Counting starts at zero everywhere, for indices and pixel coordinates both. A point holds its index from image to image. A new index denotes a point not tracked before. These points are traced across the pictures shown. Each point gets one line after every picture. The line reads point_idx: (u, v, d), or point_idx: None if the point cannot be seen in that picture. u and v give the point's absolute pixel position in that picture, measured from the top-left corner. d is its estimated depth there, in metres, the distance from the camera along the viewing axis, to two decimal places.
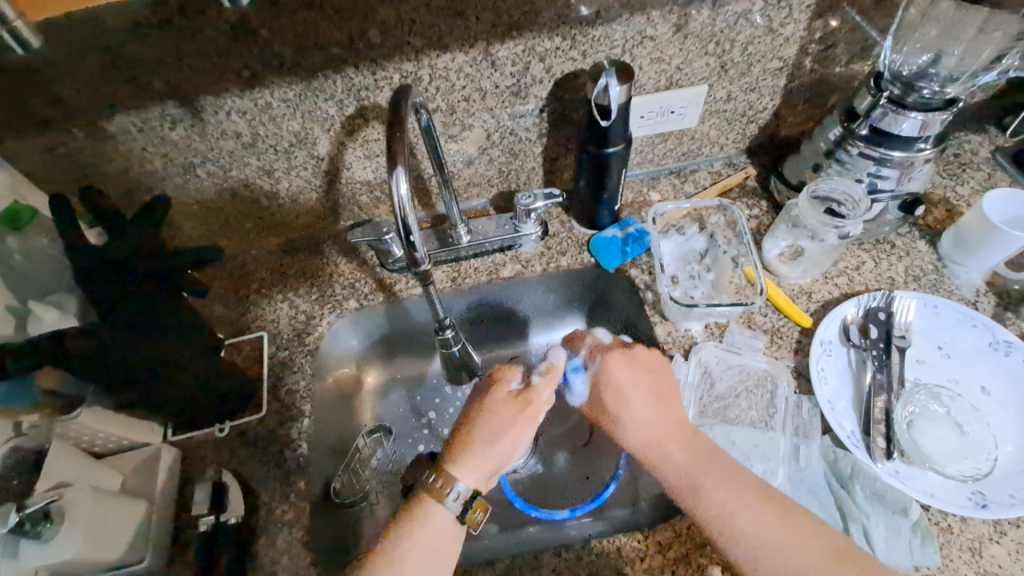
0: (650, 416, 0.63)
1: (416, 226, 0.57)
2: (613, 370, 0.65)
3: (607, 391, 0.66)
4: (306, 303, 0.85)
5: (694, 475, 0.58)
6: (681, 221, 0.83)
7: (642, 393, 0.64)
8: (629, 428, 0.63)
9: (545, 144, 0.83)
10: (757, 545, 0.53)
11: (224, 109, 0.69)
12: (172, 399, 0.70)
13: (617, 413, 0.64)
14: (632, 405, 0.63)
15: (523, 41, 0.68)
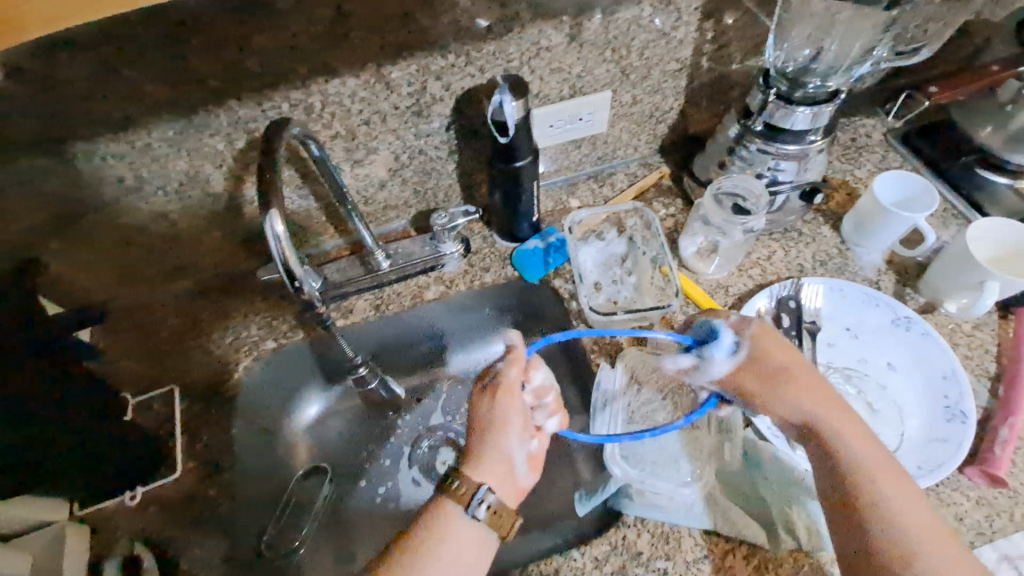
0: (808, 384, 0.59)
1: (298, 265, 0.56)
2: (775, 339, 0.61)
3: (755, 364, 0.60)
4: (222, 348, 0.80)
5: (840, 434, 0.56)
6: (602, 227, 0.84)
7: (796, 360, 0.60)
8: (772, 399, 0.59)
9: (457, 161, 0.82)
10: (895, 500, 0.52)
11: (99, 155, 0.63)
12: (72, 471, 0.65)
13: (763, 385, 0.59)
14: (773, 374, 0.59)
15: (416, 60, 0.65)
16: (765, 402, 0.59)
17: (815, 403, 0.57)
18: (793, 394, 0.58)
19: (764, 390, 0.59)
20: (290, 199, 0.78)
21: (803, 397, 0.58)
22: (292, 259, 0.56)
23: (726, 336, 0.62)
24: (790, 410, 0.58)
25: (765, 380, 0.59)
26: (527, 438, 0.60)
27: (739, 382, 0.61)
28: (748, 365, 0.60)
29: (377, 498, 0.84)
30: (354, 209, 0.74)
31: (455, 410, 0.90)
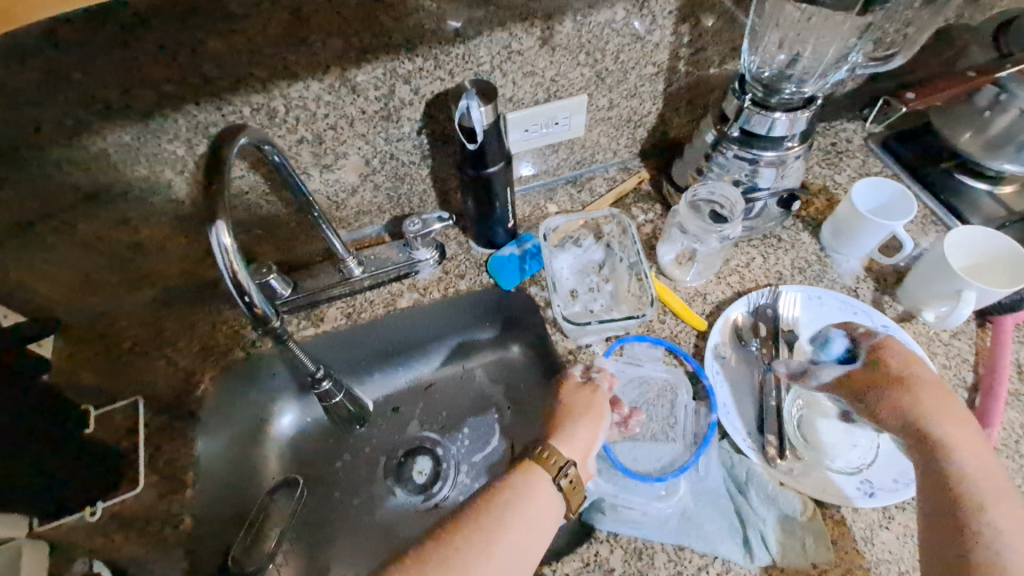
0: (925, 387, 0.58)
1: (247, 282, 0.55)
2: (896, 347, 0.62)
3: (872, 364, 0.62)
4: (188, 358, 0.78)
5: (953, 436, 0.55)
6: (579, 232, 0.82)
7: (915, 365, 0.61)
8: (879, 398, 0.59)
9: (430, 166, 0.80)
10: (1006, 507, 0.49)
11: (52, 160, 0.61)
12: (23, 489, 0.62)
13: (874, 383, 0.60)
14: (887, 377, 0.60)
15: (381, 64, 0.64)
16: (873, 401, 0.59)
17: (936, 404, 0.57)
18: (907, 393, 0.58)
19: (876, 390, 0.60)
20: (258, 204, 0.76)
21: (924, 399, 0.57)
22: (241, 271, 0.55)
23: (835, 343, 0.65)
24: (906, 410, 0.57)
25: (878, 382, 0.60)
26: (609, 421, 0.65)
27: (847, 383, 0.61)
28: (864, 369, 0.62)
29: (350, 509, 0.83)
30: (322, 218, 0.73)
31: (432, 420, 0.90)
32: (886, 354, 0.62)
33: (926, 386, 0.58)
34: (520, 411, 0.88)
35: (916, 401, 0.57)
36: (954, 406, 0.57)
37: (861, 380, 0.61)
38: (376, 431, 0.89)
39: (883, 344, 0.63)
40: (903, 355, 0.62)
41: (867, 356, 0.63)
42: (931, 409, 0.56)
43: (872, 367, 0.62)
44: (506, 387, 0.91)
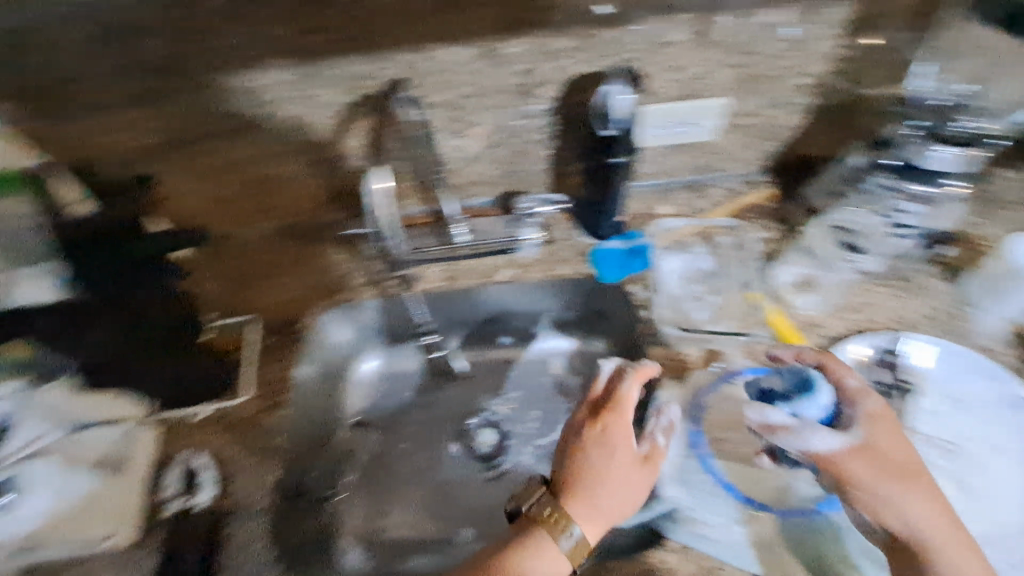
0: (913, 486, 0.54)
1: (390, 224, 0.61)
2: (887, 421, 0.58)
3: (869, 450, 0.56)
4: (297, 291, 0.83)
5: (946, 555, 0.51)
6: (687, 239, 0.82)
7: (911, 456, 0.56)
8: (882, 496, 0.53)
9: (552, 147, 0.80)
10: None
11: (222, 89, 0.67)
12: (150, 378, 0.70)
13: (876, 475, 0.54)
14: (890, 470, 0.54)
15: (534, 38, 0.64)
16: (873, 498, 0.53)
17: (929, 516, 0.53)
18: (905, 495, 0.53)
19: (880, 486, 0.54)
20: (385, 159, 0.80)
21: (911, 498, 0.53)
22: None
23: (822, 394, 0.58)
24: (904, 509, 0.53)
25: (886, 471, 0.54)
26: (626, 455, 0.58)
27: (851, 467, 0.54)
28: (865, 449, 0.55)
29: (415, 463, 0.86)
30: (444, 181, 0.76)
31: (504, 397, 0.91)
32: (874, 438, 0.56)
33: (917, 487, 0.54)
34: None
35: (912, 510, 0.53)
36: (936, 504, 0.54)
37: (866, 467, 0.54)
38: (450, 394, 0.92)
39: (870, 421, 0.58)
40: (893, 431, 0.57)
41: (862, 434, 0.56)
42: (918, 511, 0.53)
43: (870, 450, 0.55)
44: (583, 380, 0.91)
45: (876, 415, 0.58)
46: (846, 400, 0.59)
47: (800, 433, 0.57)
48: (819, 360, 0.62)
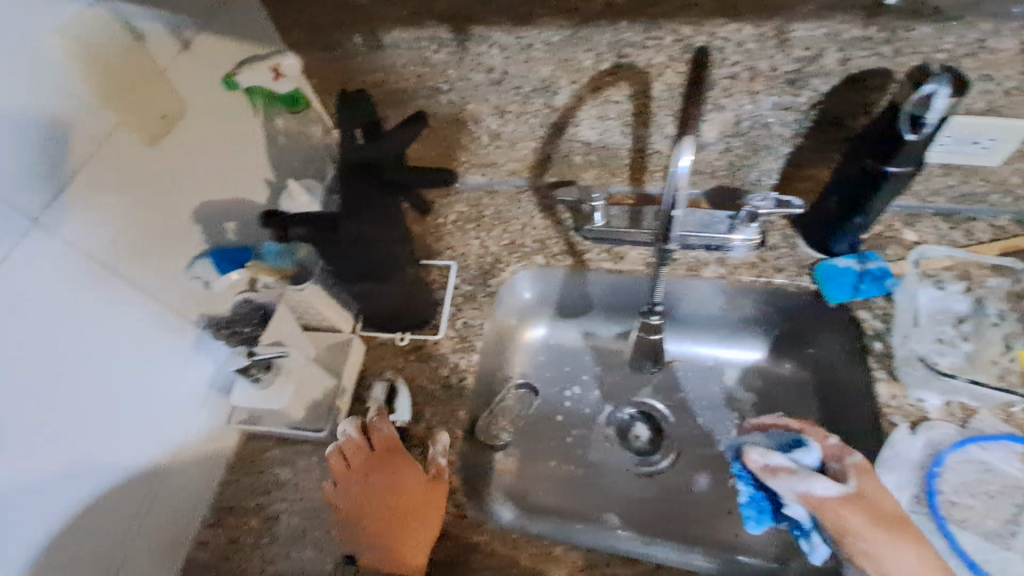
0: (919, 553, 0.53)
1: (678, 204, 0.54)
2: (874, 476, 0.58)
3: (861, 498, 0.56)
4: (497, 247, 0.86)
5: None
6: (942, 273, 0.71)
7: (899, 513, 0.55)
8: (870, 543, 0.53)
9: (796, 147, 0.74)
10: None
11: (489, 42, 0.69)
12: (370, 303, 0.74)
13: (875, 527, 0.54)
14: (889, 527, 0.54)
15: (831, 23, 0.59)
16: (864, 548, 0.53)
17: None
18: (899, 550, 0.53)
19: (863, 532, 0.54)
20: (612, 133, 0.78)
21: (909, 555, 0.52)
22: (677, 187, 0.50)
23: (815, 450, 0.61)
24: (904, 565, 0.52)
25: (881, 521, 0.54)
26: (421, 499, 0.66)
27: (845, 516, 0.55)
28: (861, 500, 0.56)
29: (570, 437, 0.86)
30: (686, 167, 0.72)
31: (667, 395, 0.88)
32: (868, 490, 0.57)
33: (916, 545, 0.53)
34: None
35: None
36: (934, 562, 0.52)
37: (874, 521, 0.55)
38: (612, 379, 0.91)
39: (859, 476, 0.58)
40: (874, 482, 0.57)
41: (859, 486, 0.57)
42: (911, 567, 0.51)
43: (862, 499, 0.56)
44: (758, 398, 0.85)
45: (866, 468, 0.59)
46: (831, 455, 0.61)
47: (801, 476, 0.58)
48: (799, 425, 0.65)
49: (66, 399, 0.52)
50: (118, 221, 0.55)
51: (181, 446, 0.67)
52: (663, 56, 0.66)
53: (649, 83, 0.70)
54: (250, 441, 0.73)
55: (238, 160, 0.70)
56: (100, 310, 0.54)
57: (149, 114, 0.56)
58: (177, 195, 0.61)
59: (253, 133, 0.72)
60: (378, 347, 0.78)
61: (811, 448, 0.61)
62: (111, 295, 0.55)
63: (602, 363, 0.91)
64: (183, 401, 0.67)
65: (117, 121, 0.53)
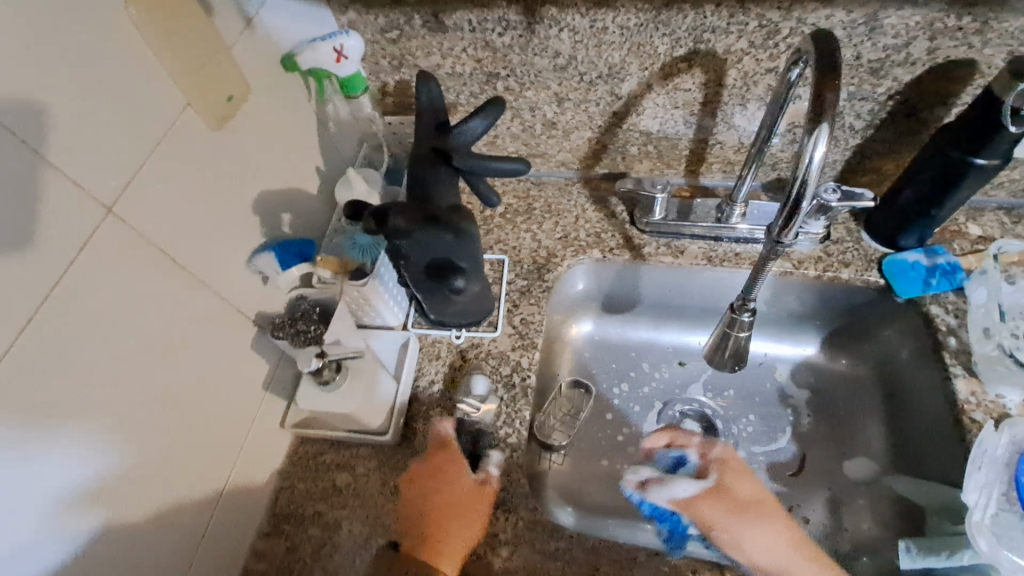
0: (782, 542, 0.66)
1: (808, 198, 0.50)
2: (735, 462, 0.74)
3: (721, 492, 0.70)
4: (550, 240, 0.84)
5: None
6: (1014, 269, 0.68)
7: (748, 502, 0.69)
8: (735, 535, 0.66)
9: (867, 138, 0.72)
10: None
11: (560, 26, 0.66)
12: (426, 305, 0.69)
13: (728, 517, 0.68)
14: (742, 519, 0.67)
15: (926, 9, 0.57)
16: (732, 540, 0.66)
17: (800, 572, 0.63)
18: (761, 538, 0.66)
19: (734, 529, 0.67)
20: (676, 123, 0.76)
21: (764, 539, 0.66)
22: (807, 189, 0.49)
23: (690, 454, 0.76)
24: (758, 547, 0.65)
25: (733, 506, 0.69)
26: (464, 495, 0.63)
27: (705, 511, 0.69)
28: (717, 490, 0.70)
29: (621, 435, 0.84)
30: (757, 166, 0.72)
31: (716, 391, 0.86)
32: (726, 482, 0.71)
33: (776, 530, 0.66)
34: (827, 426, 0.80)
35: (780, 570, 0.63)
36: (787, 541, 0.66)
37: (720, 512, 0.68)
38: (662, 376, 0.88)
39: (721, 468, 0.73)
40: (733, 467, 0.73)
41: (717, 477, 0.72)
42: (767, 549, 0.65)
43: (719, 492, 0.70)
44: (812, 394, 0.83)
45: (725, 458, 0.74)
46: (702, 458, 0.75)
47: (669, 484, 0.74)
48: (665, 437, 0.78)
49: (144, 398, 0.48)
50: (186, 208, 0.51)
51: (248, 456, 0.62)
52: (744, 42, 0.64)
53: (724, 70, 0.68)
54: (302, 443, 0.69)
55: (294, 150, 0.66)
56: (172, 300, 0.50)
57: (215, 98, 0.53)
58: (239, 184, 0.57)
59: (308, 122, 0.69)
60: (432, 344, 0.75)
61: (675, 454, 0.77)
62: (180, 284, 0.51)
63: (649, 360, 0.90)
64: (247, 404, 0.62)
65: (186, 103, 0.50)
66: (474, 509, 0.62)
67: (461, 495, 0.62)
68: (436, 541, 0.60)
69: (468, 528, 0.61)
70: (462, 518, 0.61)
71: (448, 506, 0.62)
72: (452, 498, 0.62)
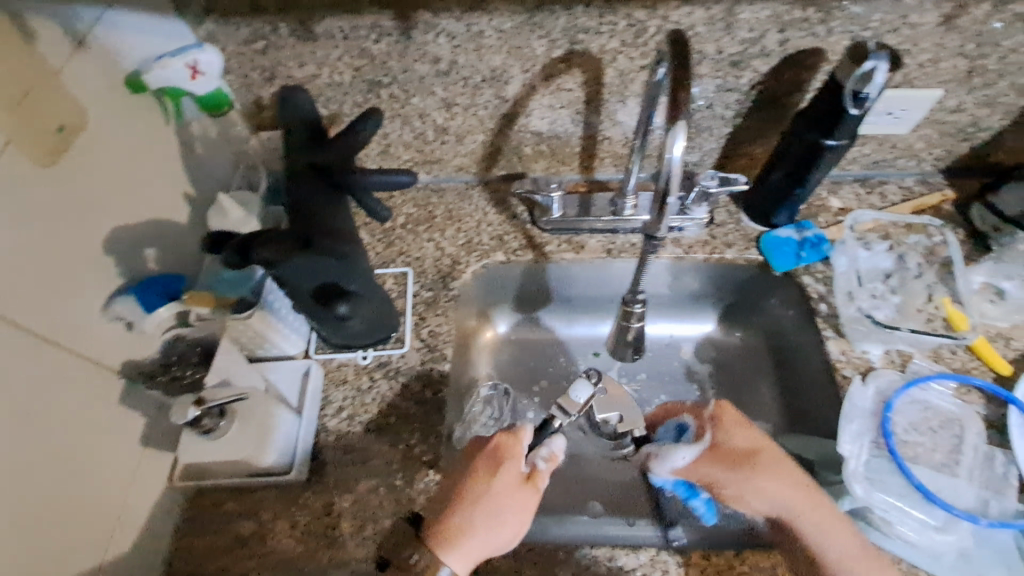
0: (796, 493, 0.58)
1: (676, 187, 0.48)
2: (732, 415, 0.63)
3: (758, 466, 0.60)
4: (453, 247, 0.82)
5: (832, 538, 0.56)
6: (868, 235, 0.77)
7: (776, 468, 0.60)
8: (773, 498, 0.59)
9: (737, 126, 0.77)
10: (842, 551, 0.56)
11: (436, 30, 0.65)
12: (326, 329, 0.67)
13: (774, 484, 0.59)
14: (796, 490, 0.58)
15: (773, 5, 0.61)
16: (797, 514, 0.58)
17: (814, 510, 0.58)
18: (792, 492, 0.58)
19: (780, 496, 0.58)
20: (564, 122, 0.77)
21: (770, 483, 0.59)
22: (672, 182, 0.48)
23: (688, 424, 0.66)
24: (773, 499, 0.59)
25: (733, 459, 0.61)
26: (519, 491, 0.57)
27: (761, 486, 0.59)
28: (713, 451, 0.62)
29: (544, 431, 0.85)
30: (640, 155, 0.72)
31: (629, 376, 0.88)
32: (766, 455, 0.61)
33: (802, 487, 0.59)
34: (730, 395, 0.85)
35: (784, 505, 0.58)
36: (796, 481, 0.59)
37: (771, 483, 0.59)
38: (577, 368, 0.90)
39: (730, 441, 0.62)
40: (735, 429, 0.62)
41: (711, 437, 0.63)
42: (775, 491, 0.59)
43: (775, 466, 0.60)
44: (714, 368, 0.88)
45: (736, 422, 0.63)
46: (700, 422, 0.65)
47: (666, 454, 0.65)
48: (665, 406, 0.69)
49: None
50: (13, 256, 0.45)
51: (125, 509, 0.57)
52: (616, 42, 0.66)
53: (601, 69, 0.69)
54: (200, 494, 0.64)
55: (155, 179, 0.60)
56: (2, 365, 0.44)
57: (42, 129, 0.47)
58: (86, 222, 0.52)
59: (170, 144, 0.63)
60: (337, 369, 0.72)
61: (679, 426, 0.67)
62: (9, 344, 0.45)
63: (565, 354, 0.91)
64: (120, 455, 0.57)
65: (5, 141, 0.44)
66: (517, 505, 0.56)
67: (507, 489, 0.57)
68: (462, 534, 0.54)
69: (507, 528, 0.55)
70: (501, 513, 0.56)
71: (490, 499, 0.56)
72: (497, 491, 0.57)
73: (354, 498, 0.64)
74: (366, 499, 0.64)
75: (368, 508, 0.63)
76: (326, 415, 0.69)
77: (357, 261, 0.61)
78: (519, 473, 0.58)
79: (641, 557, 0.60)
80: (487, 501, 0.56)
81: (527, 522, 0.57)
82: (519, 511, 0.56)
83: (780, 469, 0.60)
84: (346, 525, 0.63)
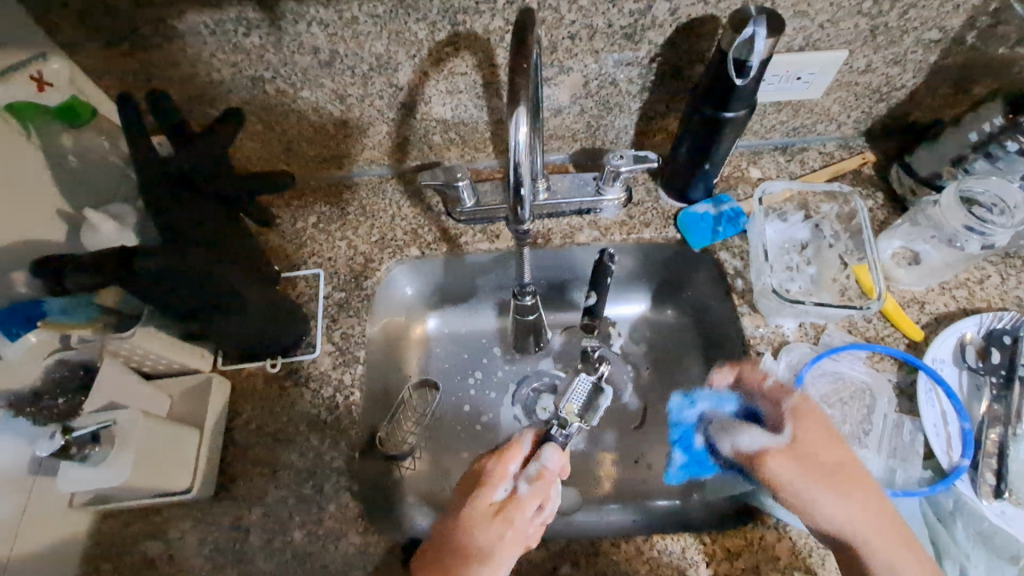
0: (860, 490, 0.56)
1: (530, 174, 0.49)
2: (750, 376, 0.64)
3: (795, 449, 0.58)
4: (366, 245, 0.79)
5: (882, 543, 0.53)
6: (784, 206, 0.75)
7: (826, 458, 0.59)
8: (815, 499, 0.55)
9: (645, 100, 0.74)
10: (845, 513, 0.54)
11: (307, 19, 0.62)
12: (221, 342, 0.64)
13: (805, 475, 0.56)
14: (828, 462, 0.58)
15: None
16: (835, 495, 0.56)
17: (852, 507, 0.54)
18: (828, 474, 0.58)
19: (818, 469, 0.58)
20: (466, 107, 0.74)
21: (807, 445, 0.58)
22: (527, 171, 0.49)
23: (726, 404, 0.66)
24: (819, 495, 0.55)
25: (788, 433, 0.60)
26: (500, 518, 0.56)
27: (773, 468, 0.58)
28: (792, 449, 0.58)
29: (477, 427, 0.81)
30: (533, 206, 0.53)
31: (564, 362, 0.85)
32: (801, 436, 0.59)
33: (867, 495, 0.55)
34: (663, 375, 0.83)
35: (825, 502, 0.55)
36: (832, 445, 0.58)
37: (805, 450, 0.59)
38: (512, 357, 0.86)
39: (795, 416, 0.60)
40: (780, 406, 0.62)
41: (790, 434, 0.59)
42: (784, 467, 0.57)
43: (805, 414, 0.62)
44: (648, 348, 0.85)
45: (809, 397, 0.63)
46: (766, 399, 0.63)
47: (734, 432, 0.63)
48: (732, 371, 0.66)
49: None
50: None
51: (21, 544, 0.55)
52: (499, 21, 0.63)
53: (491, 51, 0.67)
54: (103, 519, 0.61)
55: (13, 197, 0.57)
56: None
57: None
58: None
59: (32, 161, 0.60)
60: (246, 380, 0.69)
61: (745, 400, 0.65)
62: None
63: (498, 343, 0.87)
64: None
65: None
66: (491, 531, 0.55)
67: (478, 519, 0.56)
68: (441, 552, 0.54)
69: (482, 551, 0.53)
70: (477, 547, 0.54)
71: (466, 536, 0.55)
72: (468, 518, 0.56)
73: (263, 511, 0.62)
74: (276, 510, 0.62)
75: (277, 520, 0.61)
76: (232, 428, 0.66)
77: (234, 274, 0.57)
78: (494, 504, 0.57)
79: (551, 549, 0.59)
80: (467, 514, 0.57)
81: (511, 545, 0.54)
82: (497, 539, 0.54)
83: (830, 443, 0.58)
84: (255, 539, 0.61)
